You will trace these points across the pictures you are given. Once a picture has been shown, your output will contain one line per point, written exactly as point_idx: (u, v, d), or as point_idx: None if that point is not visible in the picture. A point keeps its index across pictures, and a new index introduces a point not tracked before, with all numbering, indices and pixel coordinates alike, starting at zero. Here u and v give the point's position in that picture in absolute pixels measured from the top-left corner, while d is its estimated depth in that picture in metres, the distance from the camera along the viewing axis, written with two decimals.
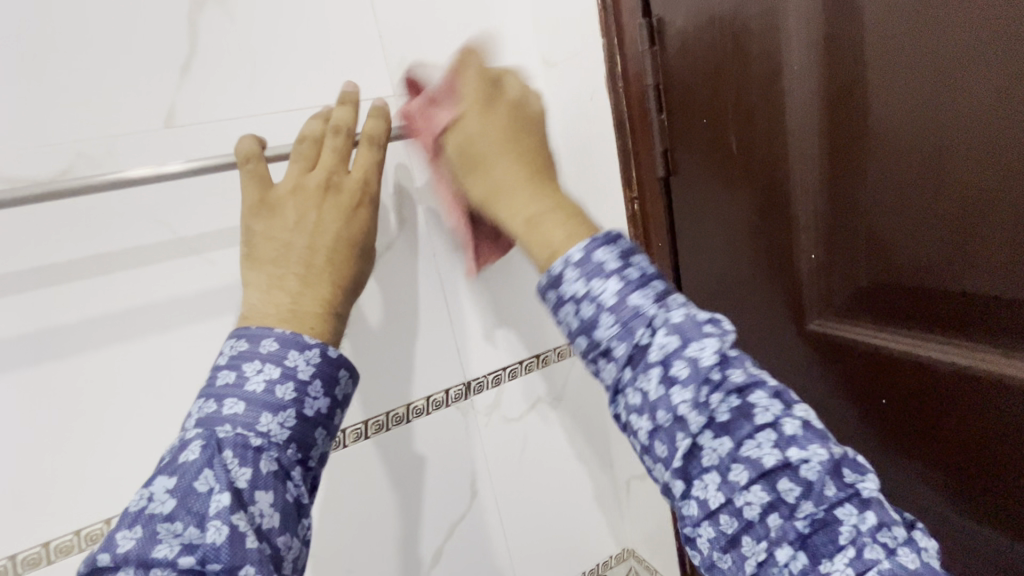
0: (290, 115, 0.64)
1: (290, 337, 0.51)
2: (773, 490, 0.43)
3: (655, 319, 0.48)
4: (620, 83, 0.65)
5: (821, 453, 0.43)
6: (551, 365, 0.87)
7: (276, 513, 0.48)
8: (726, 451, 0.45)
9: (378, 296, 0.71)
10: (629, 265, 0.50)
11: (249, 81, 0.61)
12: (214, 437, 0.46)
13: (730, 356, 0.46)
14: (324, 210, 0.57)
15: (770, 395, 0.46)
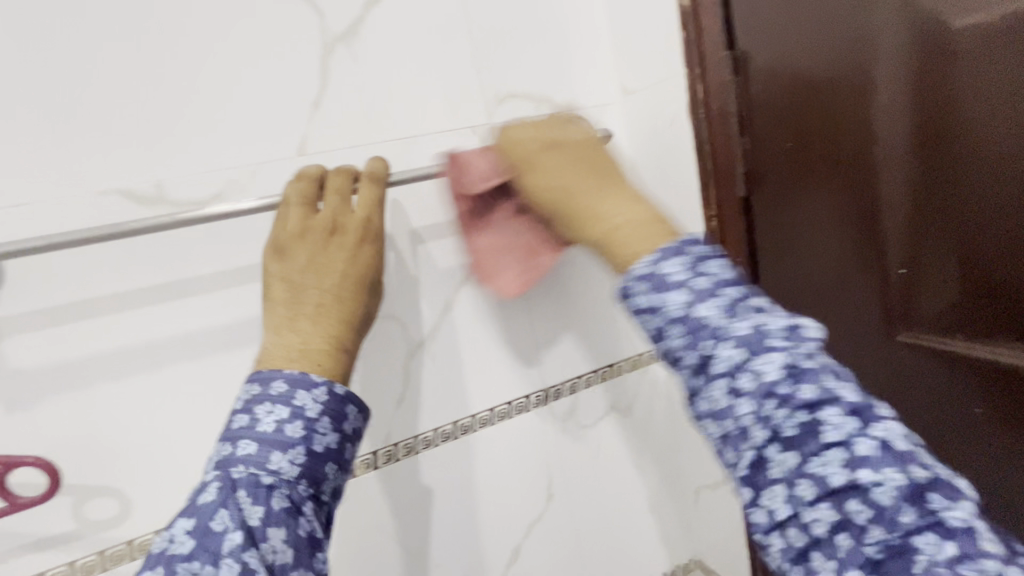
0: (397, 145, 0.71)
1: (300, 377, 0.56)
2: (842, 511, 0.44)
3: (719, 329, 0.50)
4: (700, 110, 0.70)
5: (897, 476, 0.43)
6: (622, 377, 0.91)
7: (289, 548, 0.52)
8: (792, 466, 0.45)
9: (469, 307, 0.78)
10: (698, 275, 0.52)
11: (366, 114, 0.69)
12: (229, 478, 0.51)
13: (804, 369, 0.46)
14: (330, 250, 0.62)
15: (845, 412, 0.45)
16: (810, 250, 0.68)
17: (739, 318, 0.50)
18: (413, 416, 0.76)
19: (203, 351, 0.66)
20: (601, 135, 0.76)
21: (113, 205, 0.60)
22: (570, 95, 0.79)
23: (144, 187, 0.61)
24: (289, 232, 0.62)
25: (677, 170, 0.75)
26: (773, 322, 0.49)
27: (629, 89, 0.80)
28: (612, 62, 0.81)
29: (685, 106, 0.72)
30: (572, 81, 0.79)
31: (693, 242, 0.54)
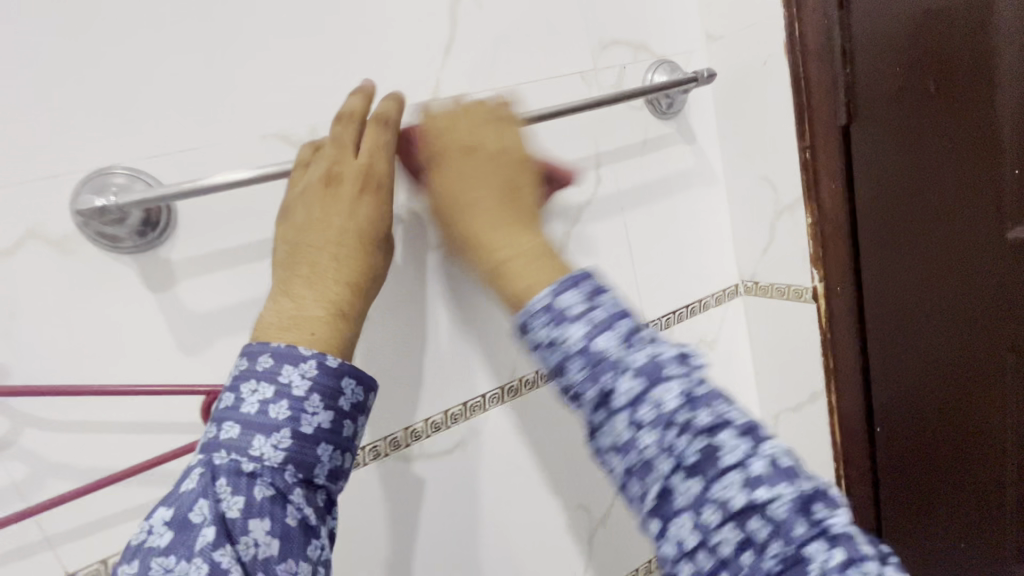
0: (520, 87, 0.74)
1: (285, 351, 0.52)
2: (708, 525, 0.46)
3: (618, 359, 0.48)
4: (798, 47, 0.77)
5: (786, 491, 0.45)
6: (710, 311, 0.96)
7: (274, 540, 0.48)
8: (621, 472, 0.49)
9: (580, 244, 0.82)
10: (567, 324, 0.50)
11: (491, 58, 0.72)
12: (211, 464, 0.49)
13: (698, 395, 0.47)
14: (331, 203, 0.57)
15: (733, 432, 0.47)
16: (901, 173, 0.76)
17: (644, 344, 0.49)
18: None
19: None
20: (705, 75, 0.79)
21: (275, 148, 0.63)
22: (663, 41, 0.84)
23: (301, 130, 0.64)
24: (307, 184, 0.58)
25: (771, 105, 0.82)
26: (665, 351, 0.49)
27: (714, 36, 0.85)
28: (698, 10, 0.85)
29: (781, 45, 0.79)
30: (665, 27, 0.83)
31: (586, 277, 0.51)
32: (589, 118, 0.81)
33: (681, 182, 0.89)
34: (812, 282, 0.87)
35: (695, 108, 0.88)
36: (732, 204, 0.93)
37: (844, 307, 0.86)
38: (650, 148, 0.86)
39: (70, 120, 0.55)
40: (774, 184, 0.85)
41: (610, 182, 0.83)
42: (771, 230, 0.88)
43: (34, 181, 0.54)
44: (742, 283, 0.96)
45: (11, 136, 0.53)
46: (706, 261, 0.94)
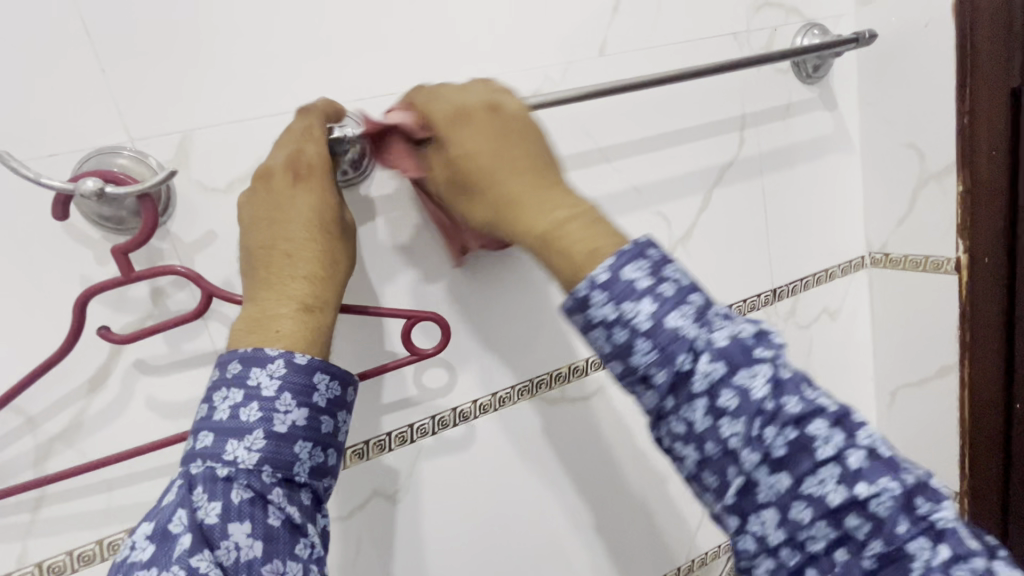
0: (680, 46, 0.76)
1: (251, 354, 0.51)
2: (843, 529, 0.41)
3: (695, 341, 0.44)
4: (966, 8, 0.76)
5: (891, 487, 0.40)
6: (835, 281, 0.95)
7: (257, 542, 0.47)
8: (786, 487, 0.42)
9: (719, 205, 0.84)
10: (663, 286, 0.46)
11: (656, 17, 0.74)
12: (188, 474, 0.49)
13: (784, 380, 0.43)
14: (286, 202, 0.55)
15: (830, 422, 0.42)
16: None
17: (718, 320, 0.45)
18: None
19: None
20: (865, 36, 0.79)
21: None
22: (814, 4, 0.83)
23: (484, 81, 0.67)
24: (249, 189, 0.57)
25: (929, 70, 0.81)
26: (746, 329, 0.45)
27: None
28: None
29: (948, 7, 0.77)
30: None
31: (654, 246, 0.47)
32: (738, 81, 0.82)
33: (818, 148, 0.89)
34: (954, 253, 0.85)
35: (839, 74, 0.87)
36: (868, 174, 0.92)
37: (990, 277, 0.84)
38: (792, 114, 0.86)
39: (297, 65, 0.60)
40: (921, 152, 0.84)
41: (752, 145, 0.84)
42: (911, 199, 0.87)
43: (267, 120, 0.60)
44: (868, 256, 0.95)
45: (254, 79, 0.59)
46: (836, 231, 0.93)
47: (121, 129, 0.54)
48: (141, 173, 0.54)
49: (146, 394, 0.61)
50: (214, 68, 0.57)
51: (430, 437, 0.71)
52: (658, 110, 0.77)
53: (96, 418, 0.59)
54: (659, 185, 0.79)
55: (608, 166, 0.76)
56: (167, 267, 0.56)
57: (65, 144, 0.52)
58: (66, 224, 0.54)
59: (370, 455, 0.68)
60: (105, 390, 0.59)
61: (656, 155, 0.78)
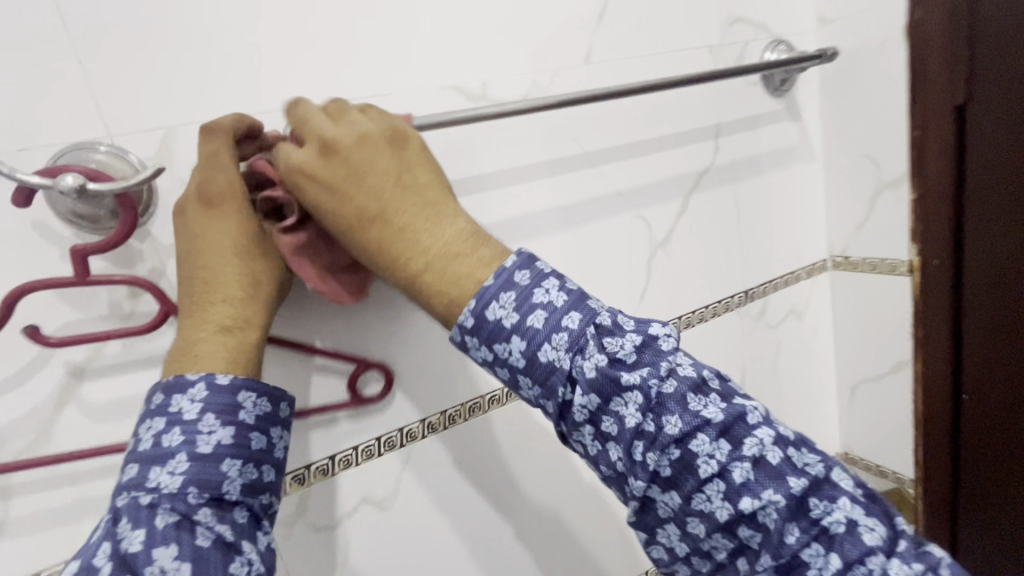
0: (660, 57, 0.79)
1: (174, 383, 0.51)
2: (737, 539, 0.45)
3: (572, 371, 0.46)
4: (917, 29, 0.82)
5: (776, 496, 0.44)
6: (800, 283, 1.01)
7: (185, 563, 0.46)
8: (677, 505, 0.46)
9: (696, 210, 0.87)
10: (530, 312, 0.47)
11: (638, 28, 0.77)
12: (114, 508, 0.48)
13: (663, 402, 0.45)
14: (203, 231, 0.53)
15: (715, 436, 0.45)
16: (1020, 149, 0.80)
17: (593, 347, 0.46)
18: (656, 306, 0.86)
19: (514, 237, 0.73)
20: (828, 53, 0.84)
21: (451, 100, 0.67)
22: (780, 21, 0.88)
23: (474, 84, 0.67)
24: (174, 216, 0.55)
25: (884, 86, 0.87)
26: (620, 347, 0.47)
27: (828, 19, 0.90)
28: None
29: (903, 27, 0.83)
30: (783, 8, 0.88)
31: (524, 266, 0.48)
32: (713, 91, 0.85)
33: (785, 158, 0.94)
34: (908, 256, 0.92)
35: (802, 88, 0.93)
36: (829, 182, 0.98)
37: (938, 278, 0.90)
38: (761, 124, 0.91)
39: (284, 63, 0.59)
40: (878, 163, 0.91)
41: (725, 153, 0.88)
42: (869, 207, 0.94)
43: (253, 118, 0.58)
44: (829, 259, 1.02)
45: (239, 73, 0.57)
46: (800, 235, 0.98)
47: (98, 124, 0.52)
48: (117, 170, 0.52)
49: (121, 404, 0.57)
50: (198, 63, 0.55)
51: (420, 441, 0.73)
52: (640, 117, 0.80)
53: (66, 430, 0.55)
54: (640, 190, 0.82)
55: (593, 170, 0.78)
56: (124, 276, 0.53)
57: (37, 138, 0.49)
58: (36, 223, 0.51)
59: (360, 460, 0.69)
60: (75, 400, 0.55)
61: (637, 162, 0.81)
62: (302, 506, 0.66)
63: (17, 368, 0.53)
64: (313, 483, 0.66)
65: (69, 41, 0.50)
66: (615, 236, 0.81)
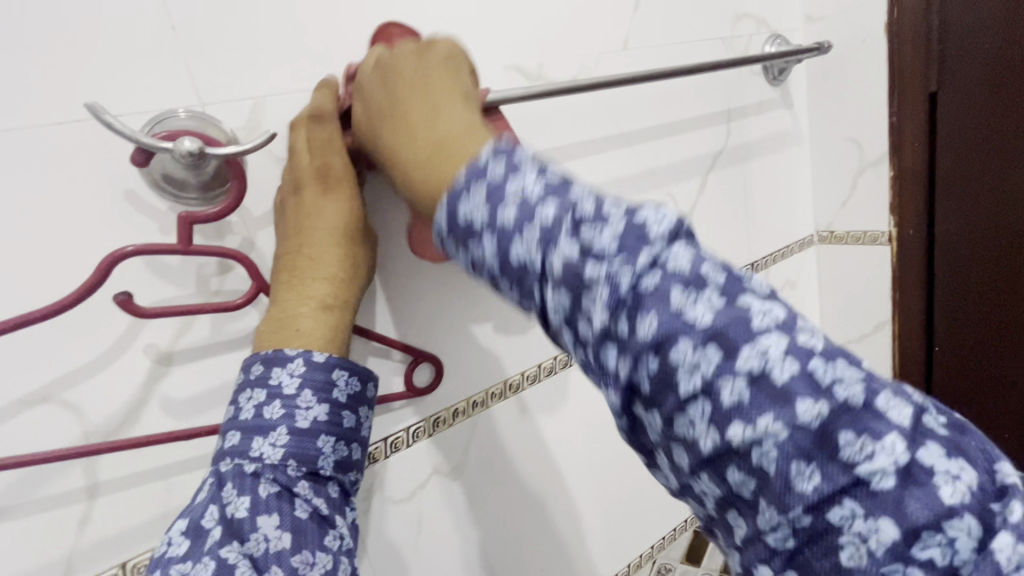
0: (683, 46, 0.86)
1: (272, 356, 0.51)
2: (728, 481, 0.37)
3: (541, 268, 0.39)
4: (895, 29, 0.94)
5: (743, 396, 0.34)
6: (793, 256, 1.11)
7: (285, 533, 0.48)
8: (627, 368, 0.37)
9: (712, 188, 0.95)
10: (505, 202, 0.41)
11: (666, 19, 0.83)
12: (218, 472, 0.49)
13: (626, 297, 0.37)
14: (314, 211, 0.54)
15: (616, 253, 0.37)
16: (979, 132, 0.96)
17: (565, 236, 0.38)
18: None
19: None
20: (822, 46, 0.94)
21: (511, 79, 0.69)
22: (776, 17, 0.98)
23: (531, 65, 0.71)
24: (281, 195, 0.55)
25: (865, 76, 0.99)
26: (597, 228, 0.38)
27: (814, 17, 1.00)
28: None
29: (882, 26, 0.95)
30: (778, 6, 0.97)
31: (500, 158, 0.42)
32: (724, 79, 0.93)
33: (779, 142, 1.04)
34: (886, 228, 1.05)
35: (794, 79, 1.03)
36: (816, 163, 1.09)
37: (914, 242, 1.04)
38: (762, 109, 1.00)
39: (364, 34, 0.59)
40: (861, 145, 1.02)
41: (734, 135, 0.97)
42: (852, 184, 1.05)
43: None
44: (816, 233, 1.13)
45: (323, 44, 0.57)
46: (793, 211, 1.09)
47: (191, 93, 0.50)
48: (213, 135, 0.51)
49: (209, 382, 0.56)
50: (285, 33, 0.55)
51: (484, 410, 0.76)
52: (667, 102, 0.86)
53: (156, 410, 0.54)
54: (668, 169, 0.88)
55: (630, 149, 0.83)
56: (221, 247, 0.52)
57: (130, 106, 0.48)
58: (127, 193, 0.49)
59: (431, 431, 0.70)
60: (165, 378, 0.54)
61: (665, 142, 0.87)
62: (378, 482, 0.66)
63: (109, 346, 0.51)
64: (387, 459, 0.67)
65: (162, 6, 0.48)
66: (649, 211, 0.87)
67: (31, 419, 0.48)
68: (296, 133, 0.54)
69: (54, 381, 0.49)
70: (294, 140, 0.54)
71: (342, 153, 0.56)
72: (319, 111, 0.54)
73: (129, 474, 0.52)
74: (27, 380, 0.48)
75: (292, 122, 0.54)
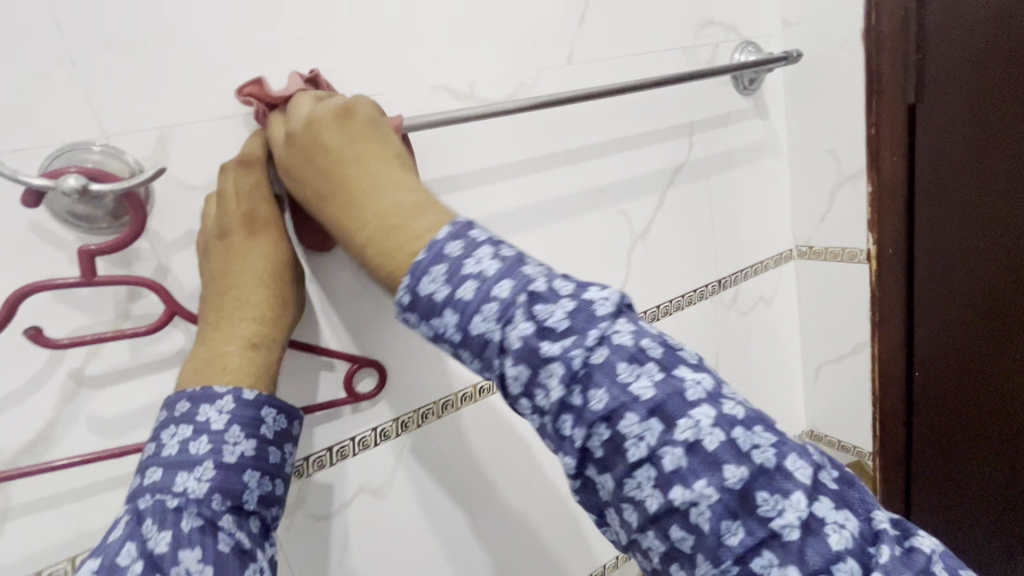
0: (639, 58, 0.83)
1: (201, 392, 0.50)
2: (668, 538, 0.38)
3: (507, 339, 0.41)
4: (873, 35, 0.88)
5: (672, 451, 0.37)
6: (768, 272, 1.06)
7: (207, 567, 0.44)
8: (611, 491, 0.40)
9: (673, 203, 0.92)
10: (463, 280, 0.43)
11: (618, 31, 0.80)
12: (136, 510, 0.45)
13: (585, 373, 0.39)
14: (242, 254, 0.55)
15: (643, 415, 0.38)
16: (963, 147, 0.89)
17: (521, 315, 0.40)
18: (638, 294, 0.90)
19: (506, 229, 0.76)
20: (793, 55, 0.89)
21: (440, 100, 0.69)
22: (749, 23, 0.93)
23: (462, 84, 0.70)
24: (204, 239, 0.55)
25: (844, 85, 0.93)
26: (547, 303, 0.40)
27: (792, 23, 0.95)
28: None
29: (860, 33, 0.90)
30: (751, 11, 0.93)
31: (458, 235, 0.44)
32: (688, 90, 0.90)
33: (753, 153, 0.99)
34: (865, 245, 0.99)
35: (769, 87, 0.98)
36: (795, 175, 1.04)
37: (894, 262, 0.98)
38: (731, 120, 0.95)
39: (280, 61, 0.60)
40: (839, 158, 0.97)
41: (699, 147, 0.93)
42: (831, 198, 1.00)
43: (248, 119, 0.59)
44: (795, 248, 1.08)
45: (235, 72, 0.58)
46: (769, 225, 1.04)
47: (94, 125, 0.52)
48: (115, 168, 0.52)
49: (123, 403, 0.57)
50: (193, 64, 0.55)
51: (413, 430, 0.75)
52: (621, 115, 0.83)
53: (68, 431, 0.55)
54: (621, 185, 0.85)
55: (577, 166, 0.81)
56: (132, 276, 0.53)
57: (31, 139, 0.50)
58: (32, 224, 0.51)
59: (356, 451, 0.70)
60: (77, 400, 0.55)
61: (618, 158, 0.84)
62: (301, 496, 0.67)
63: (18, 369, 0.52)
64: (308, 476, 0.67)
65: (62, 41, 0.50)
66: (599, 229, 0.85)
67: None
68: (224, 178, 0.55)
69: None
70: (221, 184, 0.55)
71: (269, 199, 0.57)
72: (247, 159, 0.56)
73: (42, 489, 0.55)
74: None
75: (221, 168, 0.55)
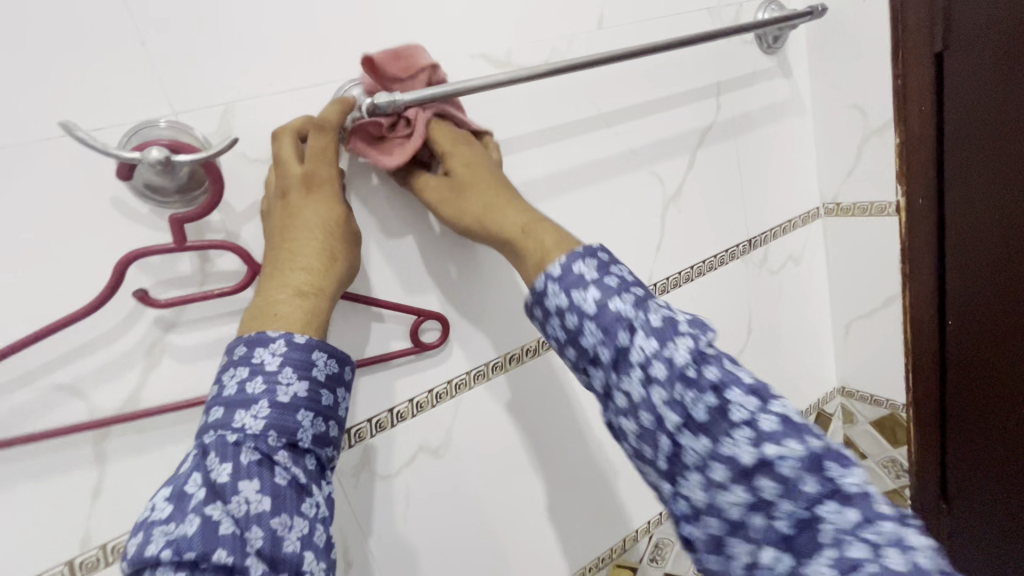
0: (666, 21, 0.84)
1: (254, 337, 0.51)
2: (756, 488, 0.46)
3: (635, 321, 0.50)
4: None
5: (797, 448, 0.45)
6: (797, 230, 1.08)
7: (266, 497, 0.46)
8: (706, 450, 0.48)
9: (703, 164, 0.93)
10: (609, 275, 0.53)
11: None
12: (202, 443, 0.47)
13: (707, 353, 0.49)
14: (299, 209, 0.56)
15: (748, 393, 0.48)
16: (997, 90, 0.87)
17: (657, 309, 0.51)
18: (672, 255, 0.92)
19: (547, 194, 0.78)
20: (819, 10, 0.90)
21: (480, 67, 0.71)
22: None
23: (500, 52, 0.72)
24: (268, 200, 0.58)
25: (869, 39, 0.94)
26: (680, 316, 0.51)
27: None
28: None
29: None
30: None
31: (604, 248, 0.54)
32: (713, 51, 0.91)
33: (779, 112, 1.00)
34: (895, 198, 1.00)
35: (792, 46, 0.99)
36: (820, 133, 1.05)
37: (926, 214, 0.99)
38: (756, 79, 0.96)
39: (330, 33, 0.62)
40: (865, 112, 0.98)
41: (727, 108, 0.94)
42: (858, 153, 1.01)
43: (301, 92, 0.61)
44: (822, 206, 1.09)
45: (291, 47, 0.60)
46: (796, 184, 1.05)
47: (165, 103, 0.54)
48: (188, 142, 0.54)
49: (202, 369, 0.60)
50: (251, 40, 0.58)
51: (468, 391, 0.77)
52: (651, 79, 0.85)
53: (155, 396, 0.58)
54: (653, 147, 0.87)
55: (610, 130, 0.83)
56: (214, 242, 0.56)
57: (109, 118, 0.52)
58: (114, 199, 0.54)
59: (416, 412, 0.73)
60: (161, 366, 0.58)
61: (648, 122, 0.86)
62: (366, 458, 0.70)
63: (109, 338, 0.55)
64: (372, 437, 0.71)
65: (135, 24, 0.52)
66: (633, 191, 0.86)
67: (39, 405, 0.53)
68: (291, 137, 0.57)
69: (58, 372, 0.53)
70: (289, 145, 0.58)
71: (330, 162, 0.58)
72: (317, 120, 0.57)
73: (133, 451, 0.58)
74: (40, 371, 0.53)
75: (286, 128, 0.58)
